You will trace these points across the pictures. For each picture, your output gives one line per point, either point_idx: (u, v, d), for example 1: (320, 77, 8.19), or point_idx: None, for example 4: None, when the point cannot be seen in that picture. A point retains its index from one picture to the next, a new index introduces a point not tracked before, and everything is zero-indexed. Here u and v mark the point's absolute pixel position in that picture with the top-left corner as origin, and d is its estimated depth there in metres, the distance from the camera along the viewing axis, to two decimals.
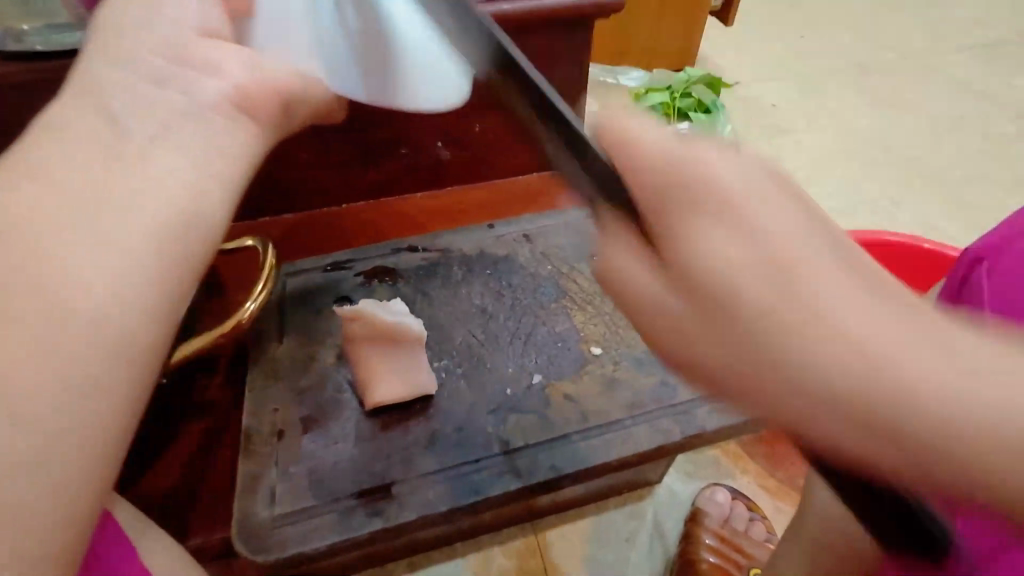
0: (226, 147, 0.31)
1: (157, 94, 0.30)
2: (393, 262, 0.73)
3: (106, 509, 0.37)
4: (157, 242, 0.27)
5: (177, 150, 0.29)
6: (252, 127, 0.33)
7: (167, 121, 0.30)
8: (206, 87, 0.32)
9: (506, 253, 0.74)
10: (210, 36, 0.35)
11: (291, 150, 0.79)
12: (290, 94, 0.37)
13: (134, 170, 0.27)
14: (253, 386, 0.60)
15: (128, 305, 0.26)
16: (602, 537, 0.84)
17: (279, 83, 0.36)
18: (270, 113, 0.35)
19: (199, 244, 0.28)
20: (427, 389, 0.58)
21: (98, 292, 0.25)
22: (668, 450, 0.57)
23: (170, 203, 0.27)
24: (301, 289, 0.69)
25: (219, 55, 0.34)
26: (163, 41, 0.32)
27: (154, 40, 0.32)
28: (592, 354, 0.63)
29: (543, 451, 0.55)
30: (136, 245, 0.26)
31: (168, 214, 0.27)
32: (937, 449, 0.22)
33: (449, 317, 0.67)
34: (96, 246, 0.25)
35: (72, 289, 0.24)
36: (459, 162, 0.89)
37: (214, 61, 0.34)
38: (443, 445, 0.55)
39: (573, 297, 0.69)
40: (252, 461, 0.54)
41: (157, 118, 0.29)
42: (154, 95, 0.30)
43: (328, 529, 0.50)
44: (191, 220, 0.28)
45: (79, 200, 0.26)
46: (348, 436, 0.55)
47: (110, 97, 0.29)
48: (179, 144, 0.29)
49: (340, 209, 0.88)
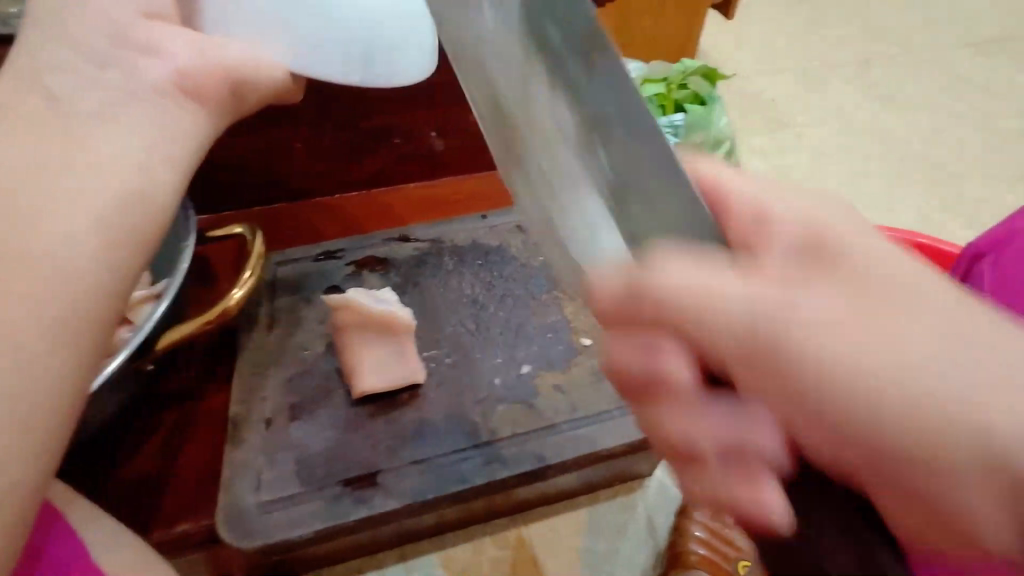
0: (168, 126, 0.35)
1: (96, 74, 0.34)
2: (384, 252, 0.73)
3: (51, 504, 0.41)
4: (103, 223, 0.32)
5: (121, 133, 0.33)
6: (189, 107, 0.37)
7: (113, 101, 0.34)
8: (150, 70, 0.35)
9: (498, 244, 0.74)
10: (156, 17, 0.37)
11: (284, 139, 0.79)
12: (241, 75, 0.39)
13: (75, 155, 0.32)
14: (242, 374, 0.60)
15: (74, 272, 0.30)
16: (593, 528, 0.85)
17: (226, 61, 0.38)
18: (219, 96, 0.38)
19: (141, 225, 0.33)
20: (415, 378, 0.58)
21: (50, 254, 0.30)
22: (657, 441, 0.57)
23: (120, 188, 0.32)
24: (292, 278, 0.69)
25: (160, 34, 0.36)
26: (106, 22, 0.34)
27: (96, 20, 0.34)
28: (582, 345, 0.63)
29: (531, 441, 0.55)
30: (86, 223, 0.31)
31: (117, 197, 0.32)
32: (891, 429, 0.24)
33: (439, 307, 0.67)
34: (35, 220, 0.30)
35: (31, 250, 0.29)
36: (453, 153, 0.90)
37: (158, 43, 0.36)
38: (430, 434, 0.55)
39: (565, 288, 0.69)
40: (239, 449, 0.54)
41: (101, 98, 0.33)
42: (101, 74, 0.34)
43: (315, 516, 0.50)
44: (144, 201, 0.33)
45: (17, 179, 0.30)
46: (336, 425, 0.55)
47: (45, 75, 0.33)
48: (123, 126, 0.33)
49: (333, 199, 0.88)
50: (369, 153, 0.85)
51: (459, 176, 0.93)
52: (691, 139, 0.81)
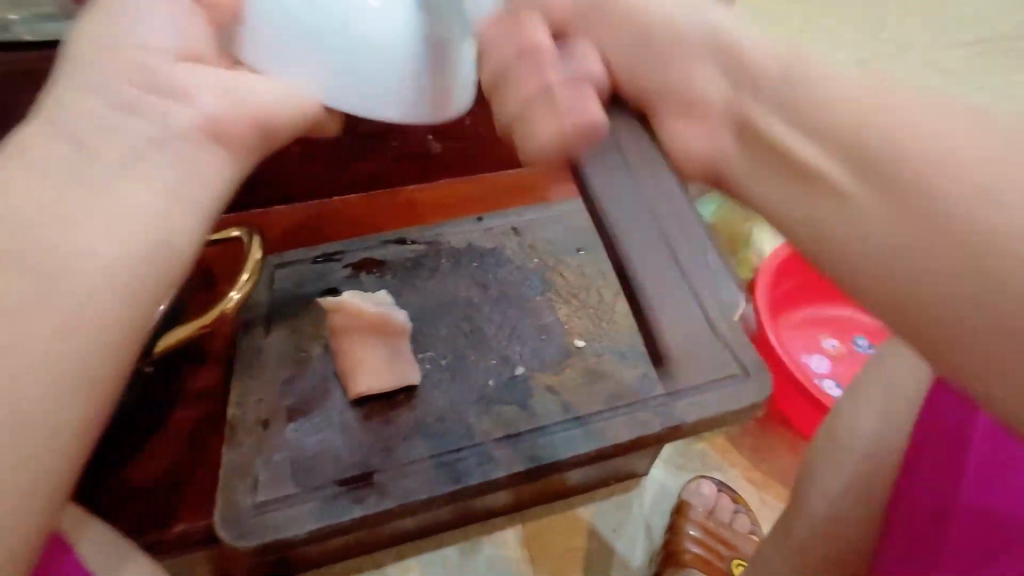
0: (204, 172, 0.30)
1: (126, 123, 0.28)
2: (381, 254, 0.74)
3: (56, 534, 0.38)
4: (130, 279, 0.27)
5: (145, 184, 0.28)
6: (222, 153, 0.31)
7: (139, 150, 0.28)
8: (181, 115, 0.30)
9: (494, 246, 0.75)
10: (190, 58, 0.32)
11: (283, 142, 0.80)
12: (270, 122, 0.33)
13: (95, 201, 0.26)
14: (239, 376, 0.60)
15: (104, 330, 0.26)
16: (588, 527, 0.86)
17: (258, 108, 0.33)
18: (250, 143, 0.33)
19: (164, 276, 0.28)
20: (410, 380, 0.58)
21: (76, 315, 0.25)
22: (648, 441, 0.58)
23: (141, 239, 0.27)
24: (290, 280, 0.70)
25: (189, 76, 0.31)
26: (134, 63, 0.30)
27: (122, 61, 0.29)
28: (576, 346, 0.63)
29: (524, 441, 0.56)
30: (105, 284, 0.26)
31: (142, 247, 0.27)
32: None
33: (435, 309, 0.68)
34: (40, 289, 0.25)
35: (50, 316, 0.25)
36: (450, 155, 0.90)
37: (187, 87, 0.31)
38: (426, 435, 0.56)
39: (559, 290, 0.70)
40: (237, 450, 0.54)
41: (129, 146, 0.28)
42: (123, 124, 0.28)
43: (312, 516, 0.51)
44: (156, 228, 0.28)
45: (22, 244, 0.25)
46: (332, 426, 0.56)
47: (73, 123, 0.28)
48: (148, 175, 0.28)
49: (331, 201, 0.89)
50: (367, 155, 0.86)
51: (456, 178, 0.93)
52: None
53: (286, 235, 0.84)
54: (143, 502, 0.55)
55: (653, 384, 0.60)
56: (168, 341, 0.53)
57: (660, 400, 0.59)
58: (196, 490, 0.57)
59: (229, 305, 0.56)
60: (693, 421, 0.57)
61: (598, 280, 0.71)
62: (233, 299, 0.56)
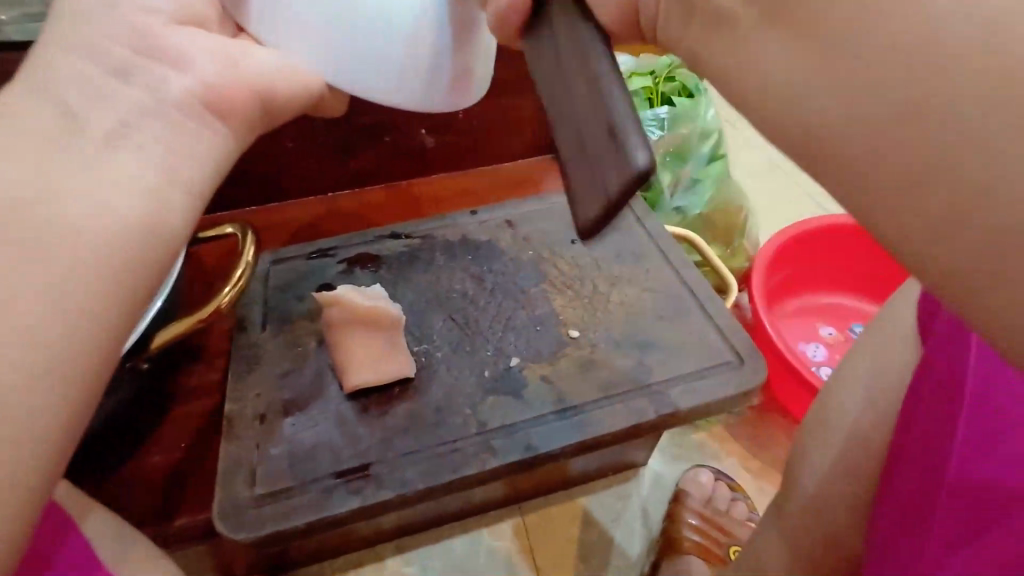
0: (196, 154, 0.37)
1: (123, 92, 0.35)
2: (376, 249, 0.74)
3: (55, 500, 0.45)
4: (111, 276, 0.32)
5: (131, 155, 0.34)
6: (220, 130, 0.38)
7: (125, 120, 0.34)
8: (172, 85, 0.36)
9: (488, 239, 0.75)
10: (188, 17, 0.39)
11: (276, 138, 0.81)
12: (267, 95, 0.40)
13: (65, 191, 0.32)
14: (236, 372, 0.61)
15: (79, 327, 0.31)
16: (587, 518, 0.86)
17: (250, 76, 0.39)
18: (244, 112, 0.39)
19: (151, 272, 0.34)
20: (405, 373, 0.59)
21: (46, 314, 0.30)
22: (643, 430, 0.58)
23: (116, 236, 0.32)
24: (286, 277, 0.71)
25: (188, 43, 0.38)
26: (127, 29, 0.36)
27: (106, 30, 0.35)
28: (570, 336, 0.64)
29: (519, 431, 0.56)
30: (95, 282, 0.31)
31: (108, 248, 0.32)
32: None
33: (430, 302, 0.68)
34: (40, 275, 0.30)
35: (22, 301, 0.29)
36: (443, 150, 0.90)
37: (181, 51, 0.37)
38: (421, 426, 0.56)
39: (553, 281, 0.70)
40: (233, 444, 0.55)
41: (117, 115, 0.34)
42: (118, 88, 0.35)
43: (308, 508, 0.51)
44: (145, 231, 0.33)
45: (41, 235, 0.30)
46: (328, 419, 0.57)
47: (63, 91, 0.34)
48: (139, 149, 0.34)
49: (326, 198, 0.89)
50: (361, 151, 0.87)
51: (451, 172, 0.93)
52: (676, 131, 0.89)
53: (281, 232, 0.85)
54: (141, 497, 0.56)
55: (646, 372, 0.60)
56: (163, 339, 0.53)
57: (654, 388, 0.59)
58: (193, 486, 0.58)
59: (225, 300, 0.56)
60: (686, 408, 0.58)
61: (592, 270, 0.71)
62: (227, 295, 0.56)
